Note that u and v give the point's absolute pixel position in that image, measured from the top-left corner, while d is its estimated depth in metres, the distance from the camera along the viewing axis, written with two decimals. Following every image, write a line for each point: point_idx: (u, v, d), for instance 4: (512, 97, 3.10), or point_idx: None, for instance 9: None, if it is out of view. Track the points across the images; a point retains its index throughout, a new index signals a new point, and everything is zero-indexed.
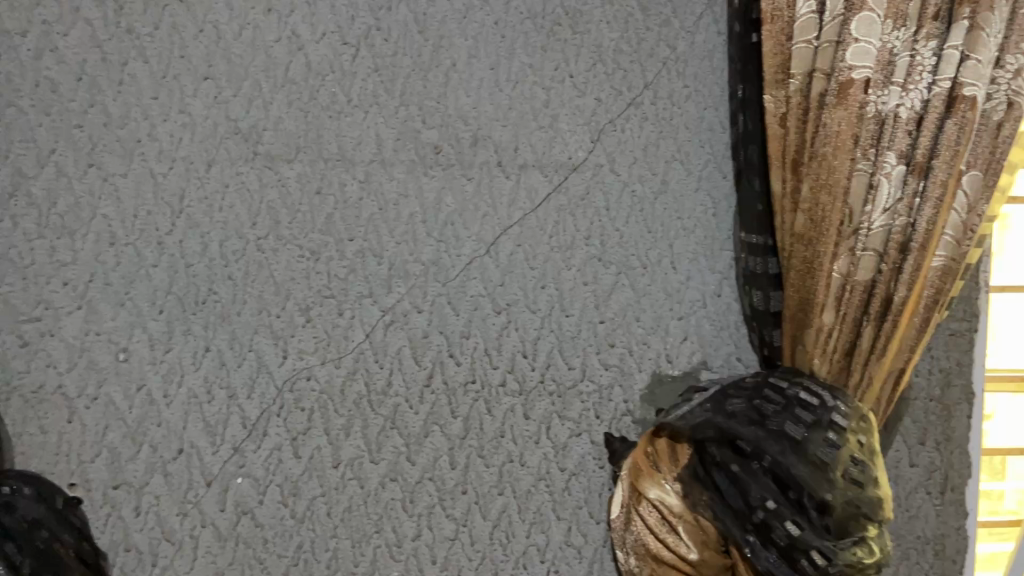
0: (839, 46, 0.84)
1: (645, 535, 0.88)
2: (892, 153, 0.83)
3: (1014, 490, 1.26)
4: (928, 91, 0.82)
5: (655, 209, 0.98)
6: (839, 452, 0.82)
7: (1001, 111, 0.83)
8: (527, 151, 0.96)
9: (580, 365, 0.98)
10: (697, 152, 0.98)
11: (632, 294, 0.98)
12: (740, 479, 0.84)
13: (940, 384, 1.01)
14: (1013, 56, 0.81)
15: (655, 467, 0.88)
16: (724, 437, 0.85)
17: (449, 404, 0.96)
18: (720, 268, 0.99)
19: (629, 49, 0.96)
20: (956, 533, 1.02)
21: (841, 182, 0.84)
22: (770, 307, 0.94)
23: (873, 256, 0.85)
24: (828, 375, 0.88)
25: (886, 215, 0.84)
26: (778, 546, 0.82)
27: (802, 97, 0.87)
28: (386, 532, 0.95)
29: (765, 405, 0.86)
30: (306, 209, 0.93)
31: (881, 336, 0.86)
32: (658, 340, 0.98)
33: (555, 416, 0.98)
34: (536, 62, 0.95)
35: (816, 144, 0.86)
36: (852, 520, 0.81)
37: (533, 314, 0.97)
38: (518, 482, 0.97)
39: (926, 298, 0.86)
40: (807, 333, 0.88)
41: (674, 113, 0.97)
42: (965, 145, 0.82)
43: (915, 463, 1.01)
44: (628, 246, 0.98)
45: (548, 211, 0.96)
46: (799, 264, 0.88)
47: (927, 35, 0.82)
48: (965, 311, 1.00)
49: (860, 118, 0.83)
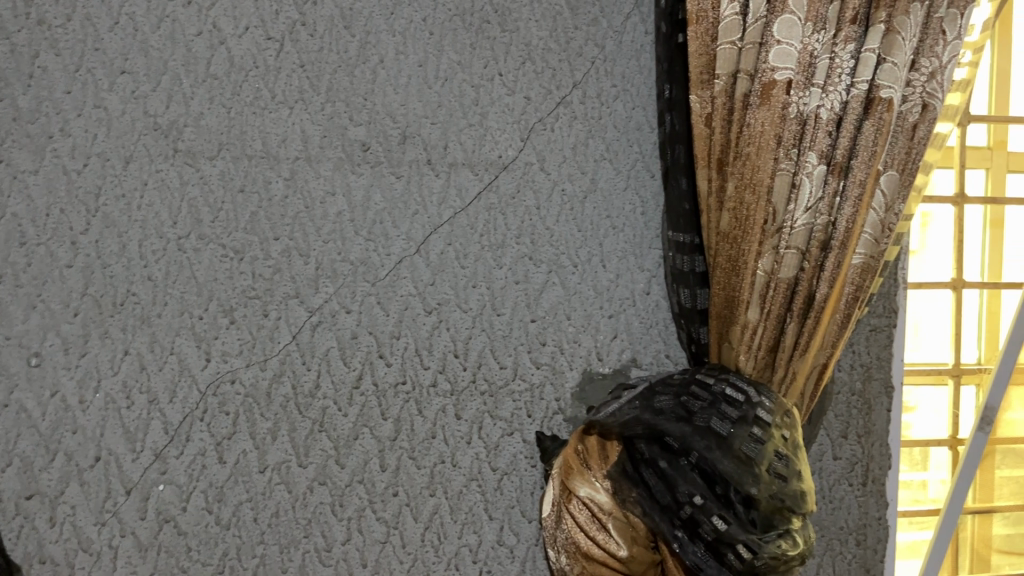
0: (761, 47, 0.86)
1: (577, 533, 0.87)
2: (813, 153, 0.86)
3: (937, 481, 1.31)
4: (847, 92, 0.85)
5: (585, 208, 0.98)
6: (763, 447, 0.84)
7: (916, 112, 0.87)
8: (457, 150, 0.95)
9: (511, 365, 0.98)
10: (625, 151, 0.98)
11: (563, 293, 0.98)
12: (668, 475, 0.85)
13: (862, 377, 1.03)
14: (928, 59, 0.86)
15: (586, 465, 0.88)
16: (652, 434, 0.87)
17: (379, 406, 0.95)
18: (649, 266, 1.00)
19: (558, 48, 0.96)
20: (876, 522, 1.05)
21: (764, 181, 0.86)
22: (697, 305, 0.95)
23: (796, 254, 0.87)
24: (754, 371, 0.90)
25: (809, 213, 0.86)
26: (705, 540, 0.83)
27: (727, 97, 0.88)
28: (315, 537, 0.94)
29: (692, 402, 0.87)
30: (229, 208, 0.91)
31: (805, 333, 0.88)
32: (589, 338, 0.99)
33: (487, 415, 0.97)
34: (465, 60, 0.95)
35: (741, 144, 0.87)
36: (777, 513, 0.83)
37: (464, 313, 0.96)
38: (450, 483, 0.96)
39: (847, 294, 0.89)
40: (733, 330, 0.90)
41: (603, 113, 0.98)
42: (882, 146, 0.85)
43: (838, 456, 1.03)
44: (559, 245, 0.98)
45: (478, 210, 0.96)
46: (724, 262, 0.90)
47: (846, 38, 0.85)
48: (886, 306, 1.03)
49: (783, 118, 0.86)
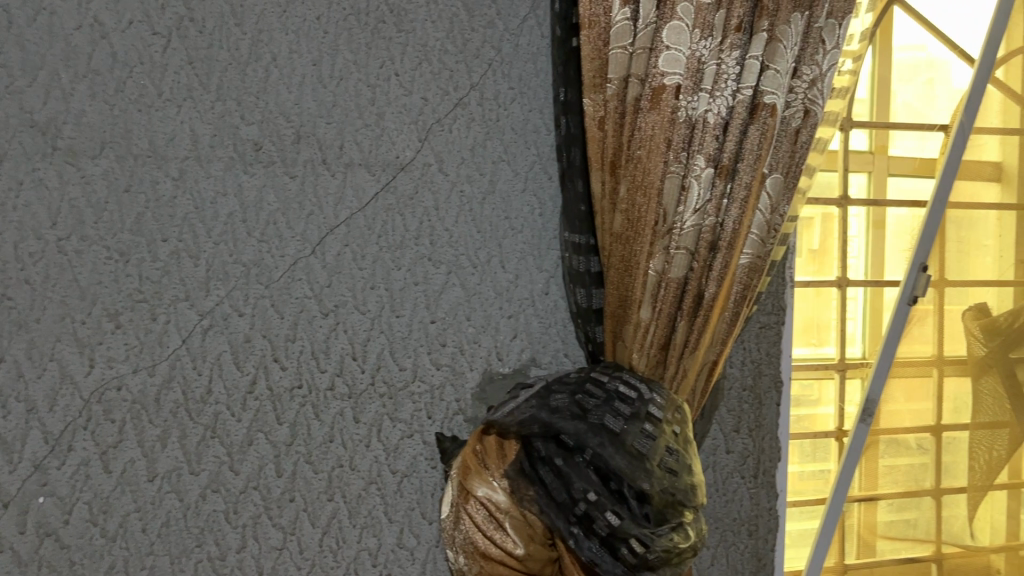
0: (651, 53, 0.88)
1: (474, 533, 0.87)
2: (701, 156, 0.88)
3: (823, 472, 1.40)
4: (733, 98, 0.89)
5: (483, 209, 0.99)
6: (655, 443, 0.87)
7: (798, 118, 0.91)
8: (353, 150, 0.94)
9: (411, 366, 0.97)
10: (523, 153, 0.99)
11: (462, 293, 0.99)
12: (564, 472, 0.86)
13: (753, 373, 1.07)
14: (808, 67, 0.90)
15: (484, 464, 0.88)
16: (549, 433, 0.88)
17: (275, 411, 0.93)
18: (547, 267, 1.02)
19: (455, 49, 0.96)
20: (767, 513, 1.09)
21: (655, 184, 0.89)
22: (592, 305, 0.97)
23: (685, 254, 0.89)
24: (647, 369, 0.92)
25: (697, 215, 0.88)
26: (599, 535, 0.84)
27: (619, 101, 0.90)
28: (208, 546, 0.92)
29: (586, 400, 0.89)
30: (114, 208, 0.87)
31: (694, 330, 0.91)
32: (488, 339, 1.00)
33: (386, 418, 0.97)
34: (361, 59, 0.94)
35: (632, 147, 0.90)
36: (669, 507, 0.86)
37: (362, 315, 0.95)
38: (348, 487, 0.96)
39: (735, 293, 0.92)
40: (626, 329, 0.92)
41: (500, 115, 0.98)
42: (766, 150, 0.89)
43: (730, 450, 1.07)
44: (457, 246, 0.98)
45: (376, 210, 0.95)
46: (618, 262, 0.92)
47: (731, 45, 0.88)
48: (774, 305, 1.07)
49: (673, 122, 0.88)
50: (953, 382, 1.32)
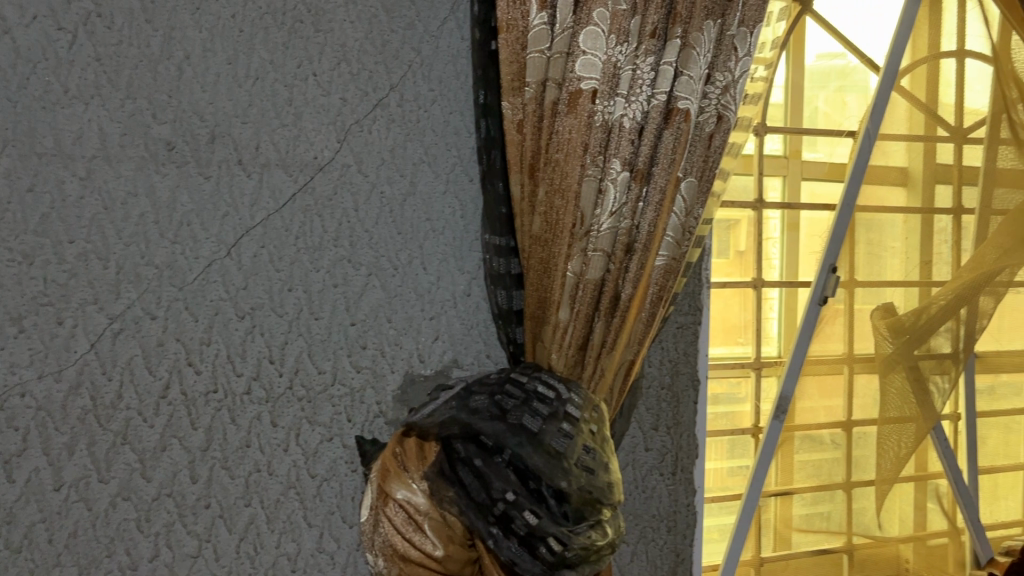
0: (568, 57, 0.90)
1: (393, 535, 0.87)
2: (617, 159, 0.90)
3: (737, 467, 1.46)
4: (648, 103, 0.91)
5: (404, 210, 0.98)
6: (572, 442, 0.88)
7: (711, 123, 0.94)
8: (270, 150, 0.93)
9: (330, 369, 0.97)
10: (443, 155, 1.00)
11: (383, 295, 0.98)
12: (483, 473, 0.86)
13: (671, 372, 1.09)
14: (721, 73, 0.93)
15: (403, 467, 0.88)
16: (468, 433, 0.88)
17: (188, 416, 0.92)
18: (469, 268, 1.02)
19: (374, 50, 0.96)
20: (685, 509, 1.12)
21: (572, 187, 0.90)
22: (513, 306, 0.98)
23: (602, 256, 0.91)
24: (565, 369, 0.93)
25: (613, 218, 0.90)
26: (518, 535, 0.85)
27: (537, 105, 0.92)
28: (119, 555, 0.90)
29: (505, 400, 0.90)
30: (16, 208, 0.84)
31: (612, 330, 0.93)
32: (410, 341, 1.00)
33: (305, 422, 0.96)
34: (277, 59, 0.92)
35: (550, 150, 0.91)
36: (588, 505, 0.87)
37: (279, 318, 0.94)
38: (266, 492, 0.95)
39: (651, 294, 0.94)
40: (545, 330, 0.94)
41: (420, 116, 0.98)
42: (680, 154, 0.91)
43: (649, 447, 1.09)
44: (377, 247, 0.98)
45: (294, 211, 0.94)
46: (537, 264, 0.93)
47: (646, 51, 0.90)
48: (690, 305, 1.09)
49: (589, 126, 0.90)
50: (863, 379, 1.37)
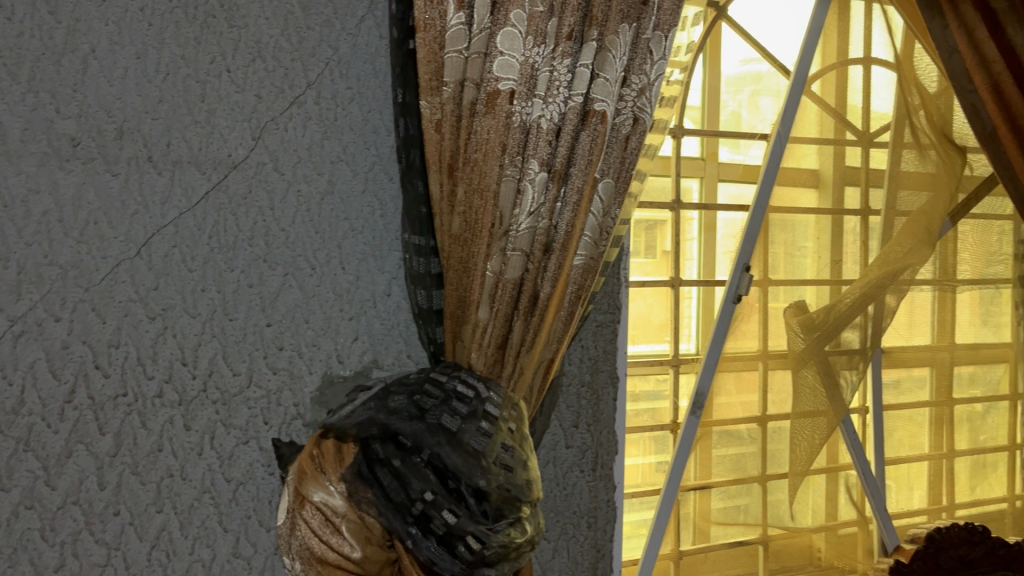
0: (486, 57, 0.91)
1: (310, 539, 0.86)
2: (535, 160, 0.91)
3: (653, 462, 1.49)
4: (565, 105, 0.92)
5: (322, 210, 0.97)
6: (490, 440, 0.88)
7: (628, 125, 0.96)
8: (182, 147, 0.90)
9: (246, 370, 0.95)
10: (362, 153, 0.99)
11: (300, 295, 0.97)
12: (401, 473, 0.86)
13: (590, 370, 1.11)
14: (637, 76, 0.95)
15: (321, 468, 0.87)
16: (387, 434, 0.88)
17: (95, 421, 0.89)
18: (389, 268, 1.01)
19: (290, 47, 0.94)
20: (605, 504, 1.14)
21: (491, 187, 0.91)
22: (433, 305, 0.98)
23: (521, 256, 0.92)
24: (484, 368, 0.93)
25: (532, 217, 0.91)
26: (437, 535, 0.85)
27: (455, 104, 0.92)
28: (22, 565, 0.87)
29: (425, 400, 0.90)
30: None
31: (531, 329, 0.94)
32: (328, 341, 0.99)
33: (220, 424, 0.94)
34: (189, 54, 0.90)
35: (469, 150, 0.92)
36: (506, 503, 0.88)
37: (192, 319, 0.92)
38: (179, 497, 0.93)
39: (569, 293, 0.96)
40: (465, 330, 0.94)
41: (338, 115, 0.97)
42: (597, 155, 0.93)
43: (570, 445, 1.11)
44: (294, 247, 0.96)
45: (206, 210, 0.92)
46: (456, 264, 0.93)
47: (563, 53, 0.92)
48: (609, 304, 1.11)
49: (507, 127, 0.91)
50: (778, 375, 1.39)
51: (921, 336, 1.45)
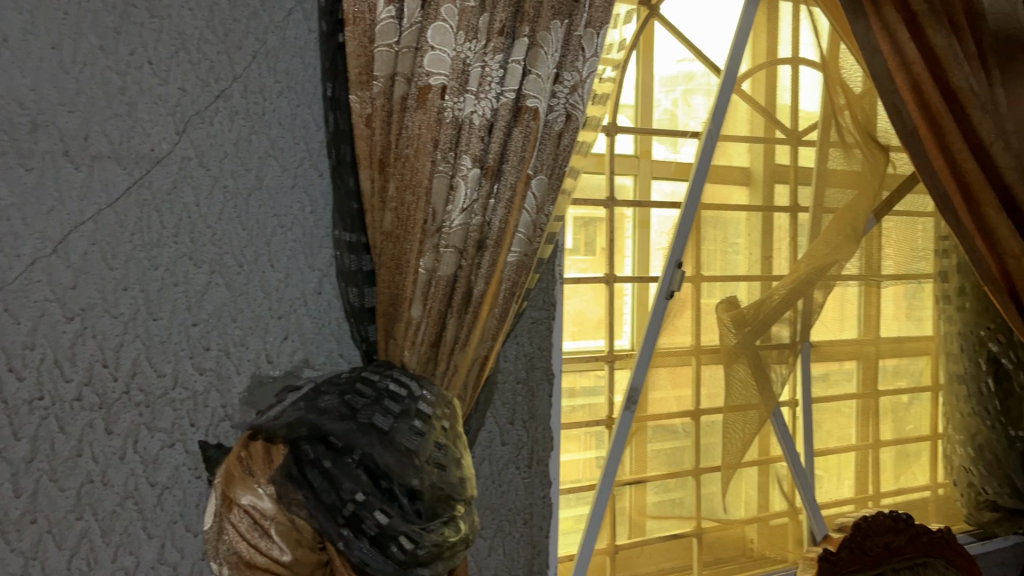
0: (417, 52, 0.90)
1: (237, 543, 0.83)
2: (467, 156, 0.91)
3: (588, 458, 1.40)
4: (497, 101, 0.92)
5: (249, 206, 0.95)
6: (423, 439, 0.87)
7: (561, 121, 0.96)
8: (101, 141, 0.87)
9: (171, 371, 0.92)
10: (291, 149, 0.97)
11: (227, 294, 0.95)
12: (332, 474, 0.85)
13: (525, 367, 1.11)
14: (569, 73, 0.96)
15: (249, 471, 0.85)
16: (316, 434, 0.86)
17: (10, 426, 0.85)
18: (320, 266, 1.00)
19: (215, 39, 0.92)
20: (541, 501, 1.14)
21: (423, 183, 0.90)
22: (365, 303, 0.96)
23: (454, 252, 0.91)
24: (417, 366, 0.92)
25: (464, 214, 0.91)
26: (369, 535, 0.84)
27: (386, 99, 0.91)
28: None
29: (355, 399, 0.88)
30: None
31: (464, 326, 0.94)
32: (257, 340, 0.97)
33: (144, 427, 0.92)
34: (108, 45, 0.87)
35: (401, 145, 0.91)
36: (440, 501, 0.87)
37: (114, 319, 0.89)
38: (101, 503, 0.90)
39: (504, 289, 0.96)
40: (397, 327, 0.92)
41: (265, 109, 0.95)
42: (530, 151, 0.93)
43: (505, 442, 1.11)
44: (221, 244, 0.94)
45: (128, 207, 0.89)
46: (388, 261, 0.92)
47: (494, 49, 0.92)
48: (544, 300, 1.11)
49: (439, 122, 0.90)
50: (709, 369, 1.39)
51: (849, 329, 1.48)
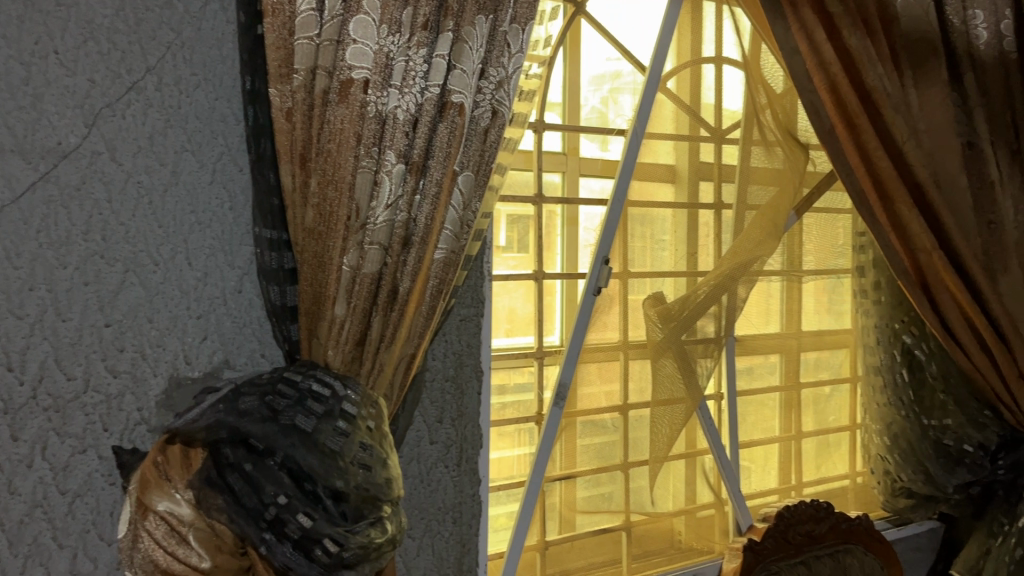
0: (338, 45, 0.88)
1: (154, 551, 0.80)
2: (391, 151, 0.89)
3: (519, 455, 1.39)
4: (421, 96, 0.91)
5: (165, 202, 0.92)
6: (347, 440, 0.86)
7: (487, 117, 0.96)
8: (4, 134, 0.83)
9: (82, 375, 0.89)
10: (208, 144, 0.94)
11: (143, 293, 0.91)
12: (253, 477, 0.82)
13: (454, 364, 1.10)
14: (495, 69, 0.95)
15: (165, 476, 0.82)
16: (236, 437, 0.84)
17: None
18: (240, 264, 0.97)
19: (127, 29, 0.88)
20: (470, 499, 1.14)
21: (346, 179, 0.88)
22: (286, 301, 0.94)
23: (378, 249, 0.90)
24: (342, 365, 0.91)
25: (389, 210, 0.89)
26: (292, 539, 0.82)
27: (306, 92, 0.89)
28: None
29: (277, 400, 0.86)
30: None
31: (389, 324, 0.92)
32: (175, 341, 0.94)
33: (53, 433, 0.88)
34: (11, 33, 0.83)
35: (322, 140, 0.89)
36: (366, 503, 0.86)
37: (18, 321, 0.85)
38: (7, 513, 0.86)
39: (431, 287, 0.95)
40: (321, 327, 0.91)
41: (181, 102, 0.92)
42: (455, 147, 0.92)
43: (434, 441, 1.10)
44: (135, 242, 0.90)
45: (34, 203, 0.85)
46: (310, 258, 0.90)
47: (418, 43, 0.91)
48: (473, 297, 1.11)
49: (361, 117, 0.88)
50: (637, 364, 1.40)
51: (773, 322, 1.52)
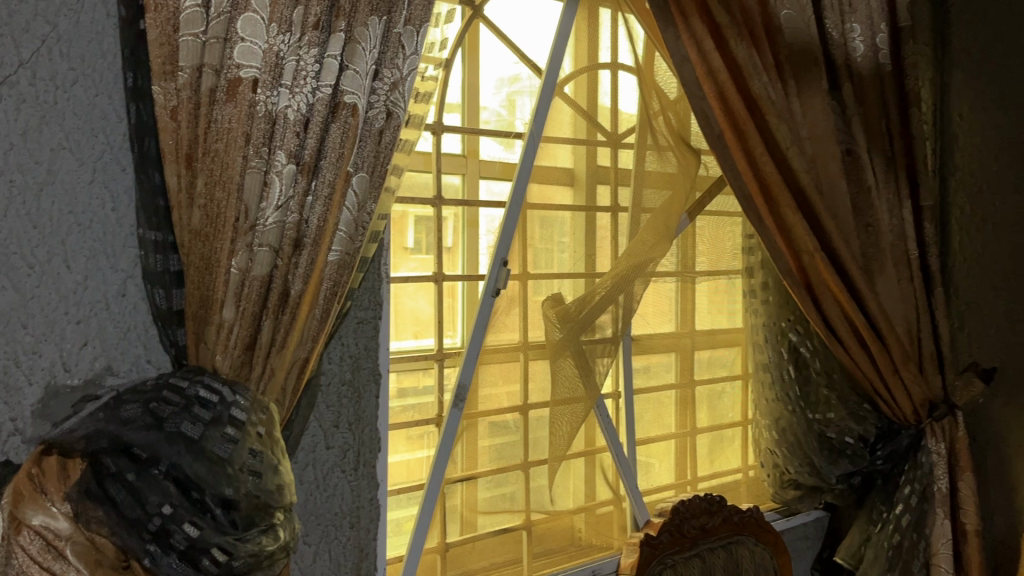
0: (226, 43, 0.86)
1: (28, 568, 0.76)
2: (281, 152, 0.88)
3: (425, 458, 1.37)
4: (312, 96, 0.90)
5: (40, 202, 0.88)
6: (236, 446, 0.84)
7: (382, 118, 0.95)
8: None
9: None
10: (88, 141, 0.90)
11: (15, 298, 0.87)
12: (136, 488, 0.80)
13: (351, 368, 1.09)
14: (389, 70, 0.95)
15: (40, 489, 0.79)
16: (118, 446, 0.80)
17: None
18: (124, 266, 0.94)
19: None
20: (368, 503, 1.13)
21: (234, 179, 0.87)
22: (172, 305, 0.91)
23: (268, 251, 0.88)
24: (230, 370, 0.88)
25: (279, 211, 0.88)
26: (178, 550, 0.79)
27: (192, 90, 0.86)
28: None
29: (162, 407, 0.83)
30: None
31: (281, 327, 0.91)
32: (52, 348, 0.90)
33: None
34: None
35: (209, 140, 0.87)
36: (257, 510, 0.84)
37: None
38: None
39: (325, 288, 0.94)
40: (208, 332, 0.89)
41: (58, 97, 0.88)
42: (349, 148, 0.92)
43: (330, 445, 1.08)
44: (7, 244, 0.86)
45: None
46: (197, 261, 0.88)
47: (309, 42, 0.89)
48: (370, 301, 1.10)
49: (250, 116, 0.87)
50: (537, 365, 1.42)
51: (668, 322, 1.56)
